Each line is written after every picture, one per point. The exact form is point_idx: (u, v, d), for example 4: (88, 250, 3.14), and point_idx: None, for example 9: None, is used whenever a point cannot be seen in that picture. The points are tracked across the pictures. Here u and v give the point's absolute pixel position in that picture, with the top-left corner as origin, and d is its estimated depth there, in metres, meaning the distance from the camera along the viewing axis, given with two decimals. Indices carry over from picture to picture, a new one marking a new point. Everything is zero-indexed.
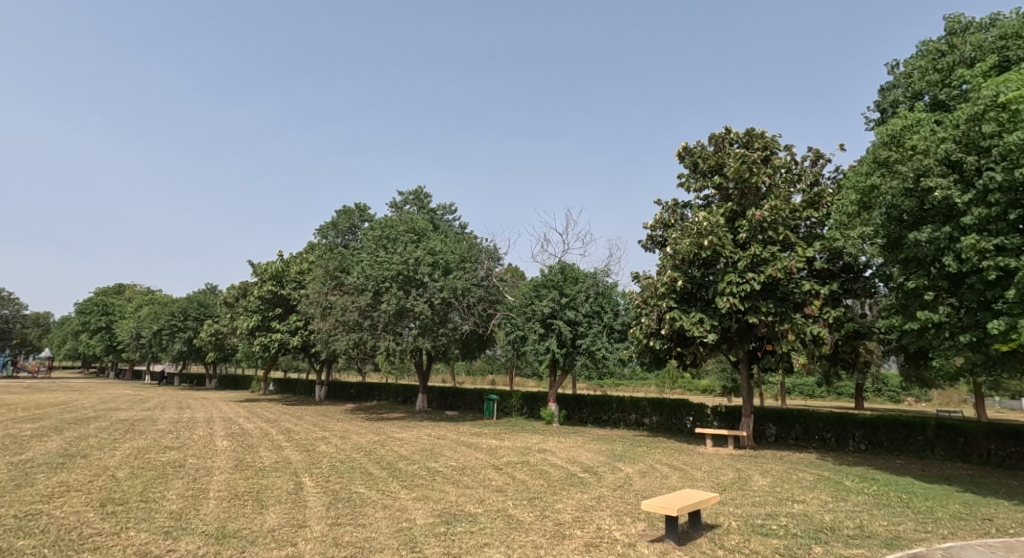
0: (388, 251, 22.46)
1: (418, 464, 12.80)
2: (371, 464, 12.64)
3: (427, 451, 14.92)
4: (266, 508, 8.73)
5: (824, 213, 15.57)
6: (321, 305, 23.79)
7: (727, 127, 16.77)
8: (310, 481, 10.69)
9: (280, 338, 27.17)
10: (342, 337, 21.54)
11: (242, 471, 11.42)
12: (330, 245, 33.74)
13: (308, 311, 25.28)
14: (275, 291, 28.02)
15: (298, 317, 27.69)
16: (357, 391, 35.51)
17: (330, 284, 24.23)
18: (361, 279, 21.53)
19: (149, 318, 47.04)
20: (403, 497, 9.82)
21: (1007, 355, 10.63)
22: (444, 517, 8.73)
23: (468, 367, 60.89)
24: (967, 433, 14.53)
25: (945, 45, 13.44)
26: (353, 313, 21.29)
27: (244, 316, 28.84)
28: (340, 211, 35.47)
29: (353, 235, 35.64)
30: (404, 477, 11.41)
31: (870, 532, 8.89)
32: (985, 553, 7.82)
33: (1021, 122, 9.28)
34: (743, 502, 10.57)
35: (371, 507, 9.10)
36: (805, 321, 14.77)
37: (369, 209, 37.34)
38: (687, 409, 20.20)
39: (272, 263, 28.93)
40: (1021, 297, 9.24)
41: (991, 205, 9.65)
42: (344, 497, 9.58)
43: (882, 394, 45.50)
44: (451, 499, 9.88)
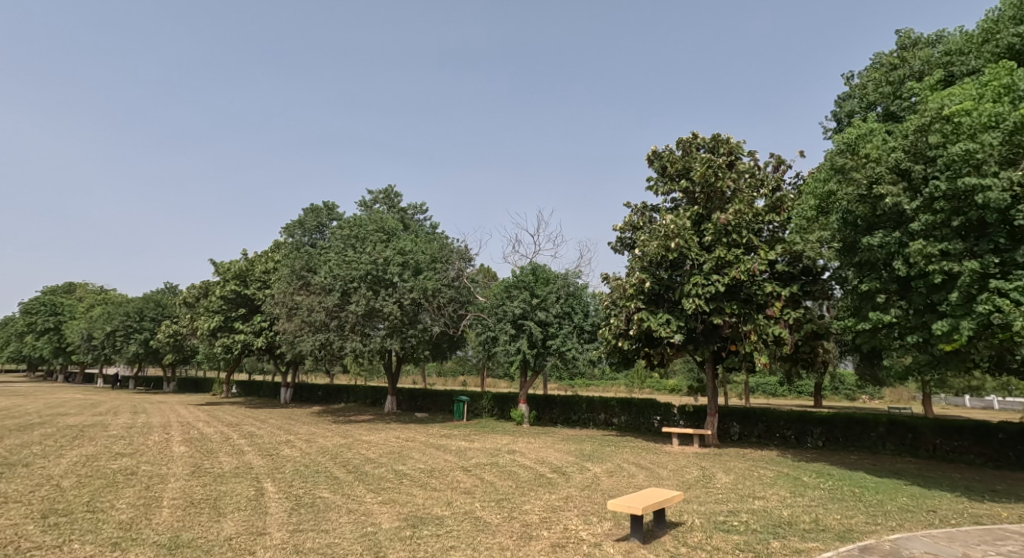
0: (356, 251, 22.24)
1: (386, 467, 12.79)
2: (337, 468, 12.56)
3: (396, 454, 14.89)
4: (223, 516, 8.64)
5: (786, 217, 16.05)
6: (287, 305, 23.51)
7: (695, 132, 17.17)
8: (272, 487, 10.59)
9: (243, 339, 26.69)
10: (308, 338, 21.43)
11: (199, 477, 11.24)
12: (298, 244, 33.20)
13: (273, 312, 24.90)
14: (238, 291, 27.49)
15: (262, 317, 27.25)
16: (325, 393, 35.26)
17: (296, 284, 23.94)
18: (328, 279, 21.33)
19: (100, 319, 45.57)
20: (369, 501, 9.83)
21: (951, 355, 11.14)
22: (410, 520, 8.76)
23: (439, 368, 61.38)
24: (915, 429, 15.13)
25: (897, 58, 13.92)
26: (320, 313, 21.14)
27: (205, 316, 28.21)
28: (307, 209, 34.97)
29: (321, 234, 35.25)
30: (370, 480, 11.41)
31: (824, 526, 9.25)
32: (929, 543, 8.19)
33: (963, 134, 9.71)
34: (707, 499, 10.88)
35: (336, 512, 9.08)
36: (767, 322, 15.23)
37: (337, 207, 36.80)
38: (655, 409, 20.62)
39: (235, 263, 28.57)
40: (964, 300, 9.65)
41: (937, 212, 10.09)
42: (307, 503, 9.52)
43: (839, 392, 47.00)
44: (418, 501, 9.92)
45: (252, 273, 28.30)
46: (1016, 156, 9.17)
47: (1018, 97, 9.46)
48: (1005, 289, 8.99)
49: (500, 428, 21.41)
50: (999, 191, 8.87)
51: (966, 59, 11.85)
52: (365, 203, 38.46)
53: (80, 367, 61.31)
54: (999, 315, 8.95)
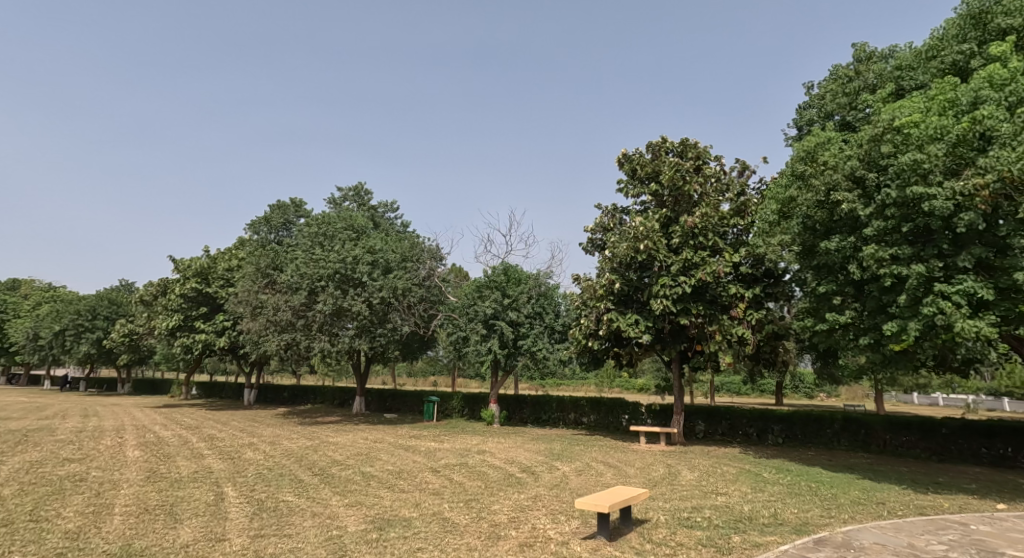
0: (324, 249, 22.09)
1: (353, 469, 12.83)
2: (302, 471, 12.55)
3: (363, 455, 14.92)
4: (180, 523, 8.62)
5: (749, 221, 16.59)
6: (251, 304, 23.22)
7: (664, 136, 17.60)
8: (233, 491, 10.56)
9: (205, 339, 26.25)
10: (273, 338, 21.25)
11: (154, 483, 11.13)
12: (263, 241, 32.81)
13: (236, 311, 24.55)
14: (199, 289, 27.00)
15: (225, 317, 26.83)
16: (290, 394, 34.84)
17: (261, 282, 23.69)
18: (295, 278, 21.18)
19: (49, 318, 44.12)
20: (335, 504, 9.89)
21: (900, 355, 11.72)
22: (376, 523, 8.87)
23: (409, 368, 61.38)
24: (868, 425, 15.80)
25: (853, 71, 14.54)
26: (286, 312, 20.98)
27: (164, 315, 27.60)
28: (273, 205, 34.53)
29: (288, 231, 34.87)
30: (337, 483, 11.45)
31: (782, 520, 9.68)
32: (878, 534, 8.67)
33: (911, 144, 10.22)
34: (672, 497, 11.24)
35: (300, 516, 9.14)
36: (731, 323, 15.75)
37: (305, 204, 36.42)
38: (623, 408, 21.07)
39: (197, 260, 28.05)
40: (911, 302, 10.15)
41: (888, 218, 10.59)
42: (270, 507, 9.54)
43: (799, 391, 48.52)
44: (385, 503, 10.03)
45: (215, 270, 27.85)
46: (959, 167, 9.65)
47: (960, 111, 9.91)
48: (947, 292, 9.48)
49: (470, 428, 21.57)
50: (943, 200, 9.34)
51: (914, 74, 12.49)
52: (333, 200, 38.13)
53: (28, 369, 59.25)
54: (941, 316, 9.44)
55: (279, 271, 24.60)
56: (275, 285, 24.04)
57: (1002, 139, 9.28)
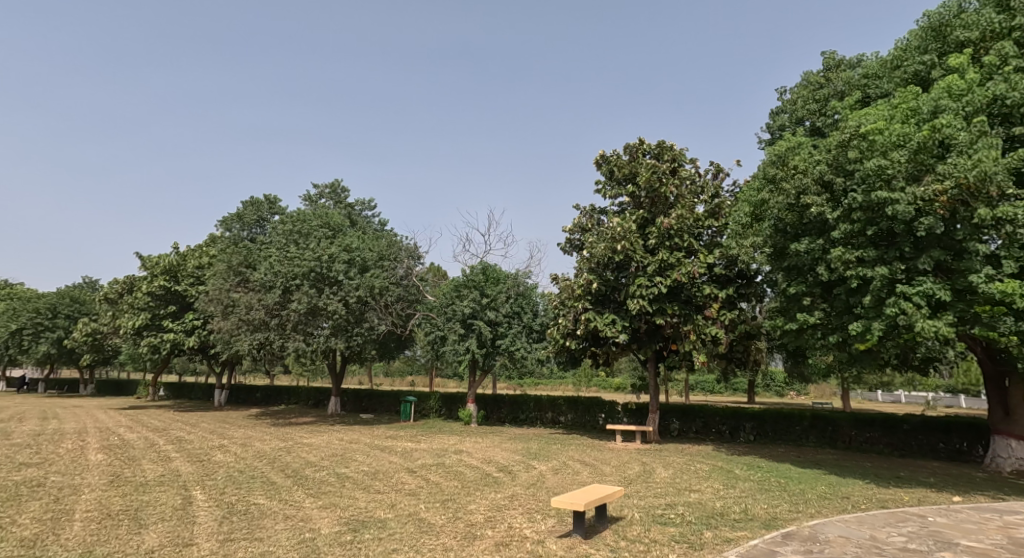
0: (300, 246, 21.92)
1: (327, 470, 12.82)
2: (274, 473, 12.49)
3: (338, 456, 14.88)
4: (145, 528, 8.56)
5: (723, 222, 16.93)
6: (223, 303, 22.91)
7: (641, 138, 17.88)
8: (202, 495, 10.49)
9: (173, 338, 25.84)
10: (245, 338, 21.02)
11: (117, 487, 10.99)
12: (235, 237, 32.40)
13: (206, 309, 24.22)
14: (167, 287, 26.52)
15: (195, 316, 26.45)
16: (263, 395, 34.43)
17: (234, 281, 23.41)
18: (268, 276, 20.98)
19: (5, 317, 42.86)
20: (308, 506, 9.90)
21: (865, 354, 12.12)
22: (351, 525, 8.91)
23: (386, 368, 61.13)
24: (835, 422, 16.25)
25: (823, 78, 14.95)
26: (259, 311, 20.79)
27: (129, 313, 27.04)
28: (246, 201, 34.09)
29: (261, 228, 34.49)
30: (310, 485, 11.44)
31: (752, 515, 9.96)
32: (843, 527, 8.98)
33: (876, 150, 10.57)
34: (646, 494, 11.47)
35: (272, 519, 9.13)
36: (705, 322, 16.07)
37: (279, 201, 36.02)
38: (600, 407, 21.38)
39: (166, 257, 27.53)
40: (875, 303, 10.50)
41: (854, 222, 10.94)
42: (240, 510, 9.51)
43: (770, 389, 49.55)
44: (360, 505, 10.06)
45: (184, 268, 27.37)
46: (920, 172, 10.02)
47: (921, 119, 10.28)
48: (909, 293, 9.84)
49: (447, 428, 21.63)
50: (905, 204, 9.69)
51: (880, 83, 12.93)
52: (309, 197, 37.73)
53: None
54: (903, 316, 9.80)
55: (252, 269, 24.31)
56: (248, 283, 23.78)
57: (960, 147, 9.66)
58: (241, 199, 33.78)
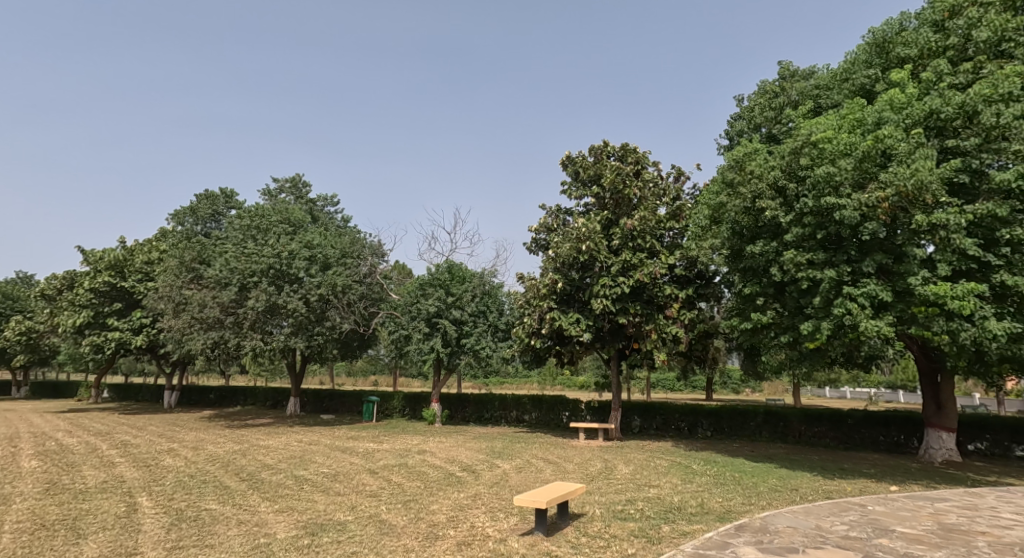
0: (258, 243, 21.52)
1: (284, 473, 12.72)
2: (228, 477, 12.33)
3: (296, 459, 14.76)
4: (84, 538, 8.39)
5: (684, 224, 17.40)
6: (175, 300, 22.30)
7: (606, 140, 18.23)
8: (148, 501, 10.31)
9: (119, 337, 25.05)
10: (198, 337, 20.53)
11: (54, 496, 10.69)
12: (188, 232, 31.59)
13: (157, 307, 23.57)
14: (112, 283, 25.64)
15: (143, 314, 25.71)
16: (218, 395, 33.66)
17: (186, 277, 22.83)
18: (224, 272, 20.54)
19: None
20: (263, 510, 9.84)
21: (815, 352, 12.69)
22: (309, 528, 8.91)
23: (349, 368, 60.41)
24: (786, 418, 16.93)
25: (778, 87, 15.54)
26: (214, 309, 20.33)
27: (70, 311, 26.01)
28: (201, 194, 33.24)
29: (216, 222, 33.72)
30: (267, 488, 11.36)
31: (708, 509, 10.35)
32: (792, 518, 9.42)
33: (825, 158, 11.05)
34: (607, 490, 11.77)
35: (224, 524, 9.06)
36: (666, 322, 16.50)
37: (237, 194, 35.22)
38: (564, 405, 21.75)
39: (111, 252, 26.58)
40: (824, 304, 11.01)
41: (805, 226, 11.43)
42: (190, 517, 9.40)
43: (728, 386, 50.92)
44: (318, 508, 10.06)
45: (131, 263, 26.51)
46: (865, 180, 10.54)
47: (866, 129, 10.81)
48: (854, 294, 10.34)
49: (411, 428, 21.60)
50: (852, 210, 10.20)
51: (831, 94, 13.51)
52: (269, 191, 37.04)
53: None
54: (849, 316, 10.32)
55: (207, 265, 23.76)
56: (201, 280, 23.23)
57: (900, 157, 10.22)
58: (195, 193, 32.93)
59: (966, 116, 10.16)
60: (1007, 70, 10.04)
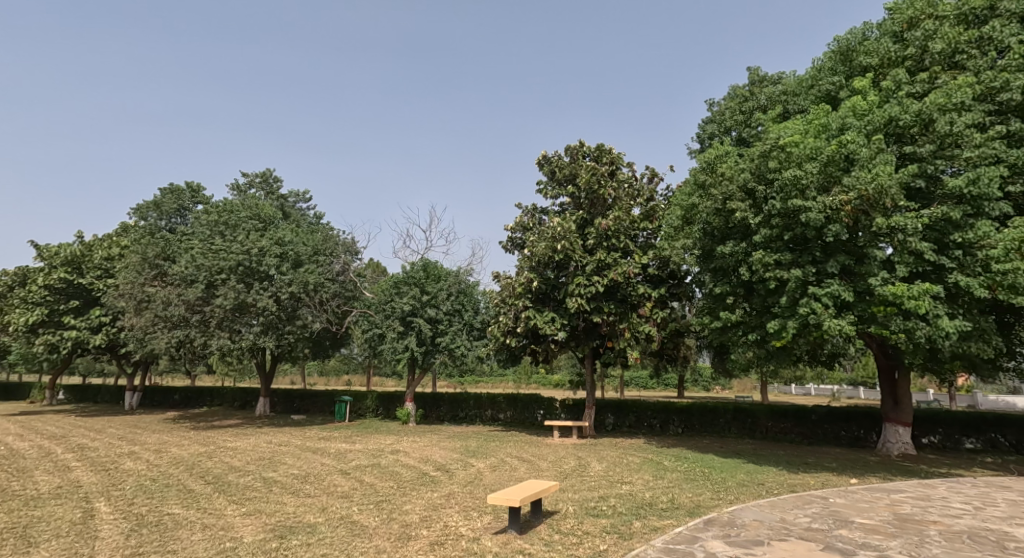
0: (225, 239, 21.15)
1: (252, 475, 12.59)
2: (192, 480, 12.16)
3: (265, 460, 14.63)
4: (37, 547, 8.24)
5: (657, 225, 17.70)
6: (136, 298, 21.80)
7: (581, 140, 18.43)
8: (105, 507, 10.13)
9: (75, 336, 24.33)
10: (161, 336, 20.04)
11: (5, 503, 10.42)
12: (152, 227, 30.93)
13: (117, 305, 22.97)
14: (69, 279, 24.92)
15: (102, 313, 25.03)
16: (182, 397, 32.99)
17: (149, 274, 22.34)
18: (190, 269, 20.17)
19: None
20: (229, 514, 9.77)
21: (781, 351, 13.06)
22: (277, 531, 8.88)
23: (321, 367, 59.79)
24: (754, 415, 17.37)
25: (748, 92, 15.93)
26: (179, 307, 19.92)
27: (21, 308, 25.13)
28: (165, 188, 32.54)
29: (181, 217, 33.08)
30: (233, 491, 11.25)
31: (678, 504, 10.58)
32: (759, 512, 9.69)
33: (792, 161, 11.35)
34: (581, 487, 11.94)
35: (188, 529, 8.98)
36: (639, 321, 16.77)
37: (204, 189, 34.57)
38: (539, 404, 21.93)
39: (67, 247, 25.79)
40: (790, 303, 11.34)
41: (773, 227, 11.74)
42: (150, 522, 9.28)
43: (699, 383, 51.75)
44: (287, 510, 10.02)
45: (89, 259, 25.81)
46: (830, 184, 10.86)
47: (830, 134, 11.14)
48: (819, 294, 10.67)
49: (384, 428, 21.50)
50: (817, 212, 10.54)
51: (797, 99, 13.90)
52: (237, 185, 36.47)
53: None
54: (813, 315, 10.65)
55: (171, 262, 23.31)
56: (165, 276, 22.78)
57: (862, 162, 10.57)
58: (159, 187, 32.23)
59: (922, 124, 10.57)
60: (960, 80, 10.51)
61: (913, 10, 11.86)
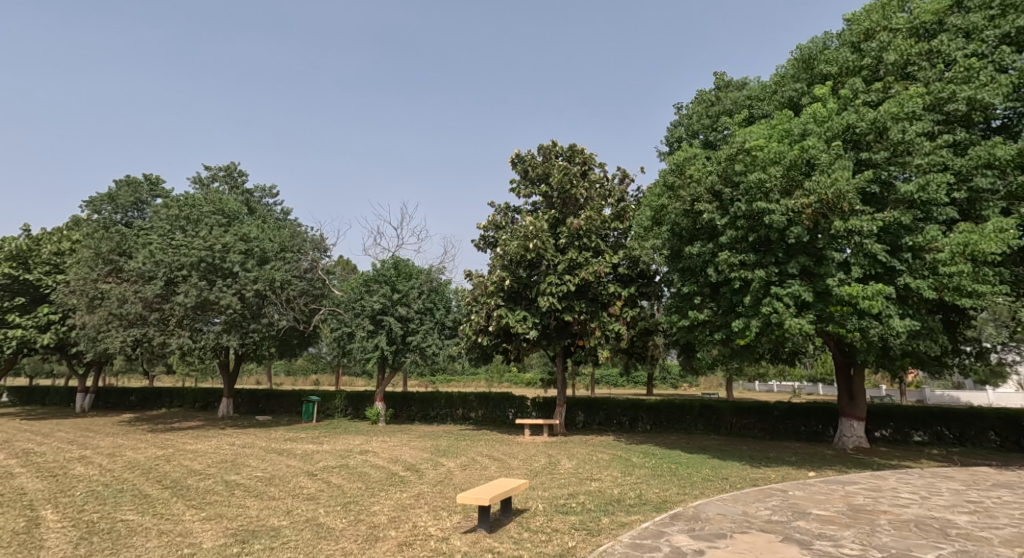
0: (186, 234, 20.69)
1: (213, 479, 12.43)
2: (148, 485, 11.94)
3: (228, 463, 14.42)
4: None
5: (627, 225, 17.98)
6: (88, 295, 21.17)
7: (554, 140, 18.61)
8: (52, 515, 9.89)
9: (22, 335, 23.48)
10: (116, 335, 19.43)
11: None
12: (107, 220, 30.06)
13: (67, 302, 22.23)
14: (15, 275, 24.07)
15: (51, 310, 24.20)
16: (139, 398, 32.19)
17: (102, 270, 21.78)
18: (147, 265, 19.71)
19: None
20: (188, 519, 9.65)
21: (745, 349, 13.43)
22: (239, 536, 8.82)
23: (288, 366, 58.94)
24: (719, 411, 17.80)
25: (715, 96, 16.30)
26: (135, 305, 19.41)
27: None
28: (121, 180, 31.66)
29: (137, 210, 32.23)
30: (192, 495, 11.09)
31: (645, 500, 10.82)
32: (722, 506, 9.98)
33: (756, 165, 11.66)
34: (550, 485, 12.10)
35: (144, 535, 8.86)
36: (609, 319, 17.01)
37: (163, 182, 33.78)
38: (510, 403, 22.06)
39: (14, 240, 24.85)
40: (753, 302, 11.68)
41: (738, 229, 12.05)
42: (102, 529, 9.12)
43: (667, 381, 52.52)
44: (251, 514, 9.94)
45: (37, 253, 24.96)
46: (792, 188, 11.19)
47: (793, 140, 11.49)
48: (781, 294, 11.02)
49: (353, 428, 21.37)
50: (780, 215, 10.87)
51: (762, 103, 14.29)
52: (200, 178, 35.75)
53: None
54: (775, 315, 11.00)
55: (127, 257, 22.72)
56: (120, 273, 22.21)
57: (822, 167, 10.93)
58: (115, 179, 31.33)
59: (877, 132, 11.01)
60: (912, 90, 10.98)
61: (870, 22, 12.32)
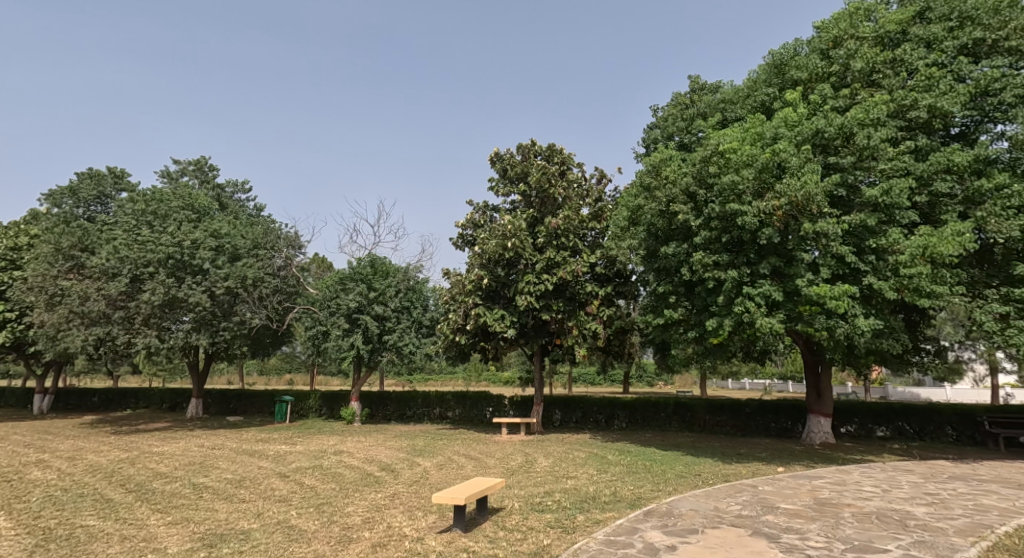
0: (153, 229, 20.27)
1: (181, 482, 12.26)
2: (111, 489, 11.74)
3: (196, 465, 14.23)
4: None
5: (604, 225, 18.16)
6: (47, 292, 20.59)
7: (533, 139, 18.70)
8: (8, 522, 9.67)
9: None
10: (77, 333, 18.97)
11: None
12: (70, 214, 29.33)
13: (24, 299, 21.57)
14: None
15: (8, 308, 23.52)
16: (103, 398, 31.56)
17: (64, 266, 21.32)
18: (111, 262, 19.32)
19: None
20: (154, 523, 9.52)
21: (717, 348, 13.69)
22: (206, 540, 8.74)
23: (262, 365, 58.16)
24: (694, 409, 18.09)
25: (690, 99, 16.56)
26: (98, 303, 19.01)
27: None
28: (84, 174, 30.92)
29: (101, 205, 31.48)
30: (158, 499, 10.94)
31: (619, 497, 10.98)
32: (694, 502, 10.18)
33: (729, 166, 11.89)
34: (527, 484, 12.19)
35: (106, 542, 8.73)
36: (586, 318, 17.17)
37: (129, 176, 33.10)
38: (487, 402, 22.12)
39: None
40: (726, 302, 11.93)
41: (711, 230, 12.29)
42: (61, 536, 8.96)
43: (642, 379, 53.13)
44: (220, 517, 9.85)
45: None
46: (763, 190, 11.45)
47: (765, 143, 11.75)
48: (752, 294, 11.29)
49: (328, 428, 21.24)
50: (752, 215, 11.12)
51: (735, 106, 14.56)
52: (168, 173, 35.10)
53: None
54: (747, 314, 11.26)
55: (90, 253, 22.22)
56: (82, 269, 21.78)
57: (792, 170, 11.21)
58: (78, 172, 30.56)
59: (844, 136, 11.34)
60: (878, 97, 11.32)
61: (838, 29, 12.64)
